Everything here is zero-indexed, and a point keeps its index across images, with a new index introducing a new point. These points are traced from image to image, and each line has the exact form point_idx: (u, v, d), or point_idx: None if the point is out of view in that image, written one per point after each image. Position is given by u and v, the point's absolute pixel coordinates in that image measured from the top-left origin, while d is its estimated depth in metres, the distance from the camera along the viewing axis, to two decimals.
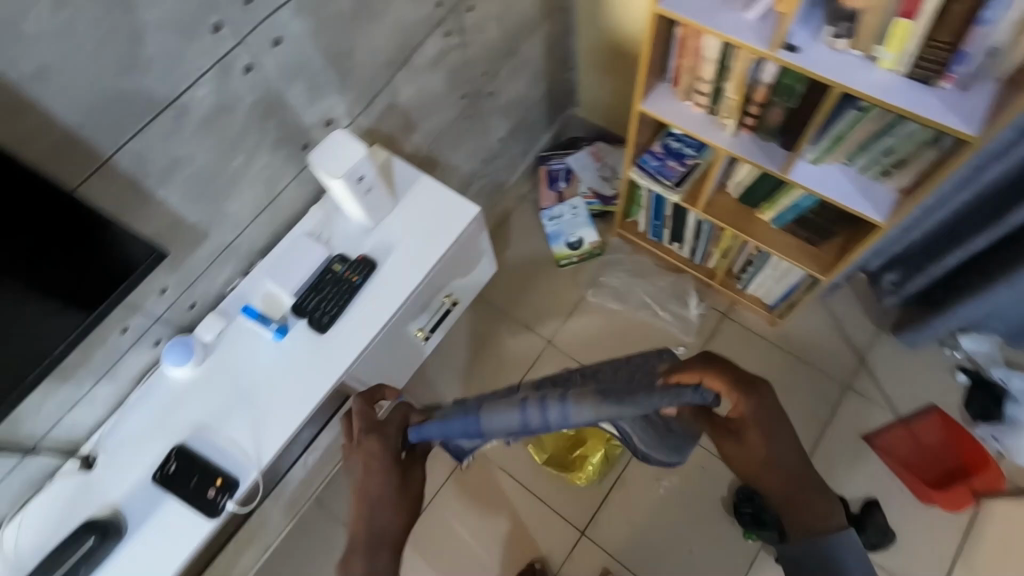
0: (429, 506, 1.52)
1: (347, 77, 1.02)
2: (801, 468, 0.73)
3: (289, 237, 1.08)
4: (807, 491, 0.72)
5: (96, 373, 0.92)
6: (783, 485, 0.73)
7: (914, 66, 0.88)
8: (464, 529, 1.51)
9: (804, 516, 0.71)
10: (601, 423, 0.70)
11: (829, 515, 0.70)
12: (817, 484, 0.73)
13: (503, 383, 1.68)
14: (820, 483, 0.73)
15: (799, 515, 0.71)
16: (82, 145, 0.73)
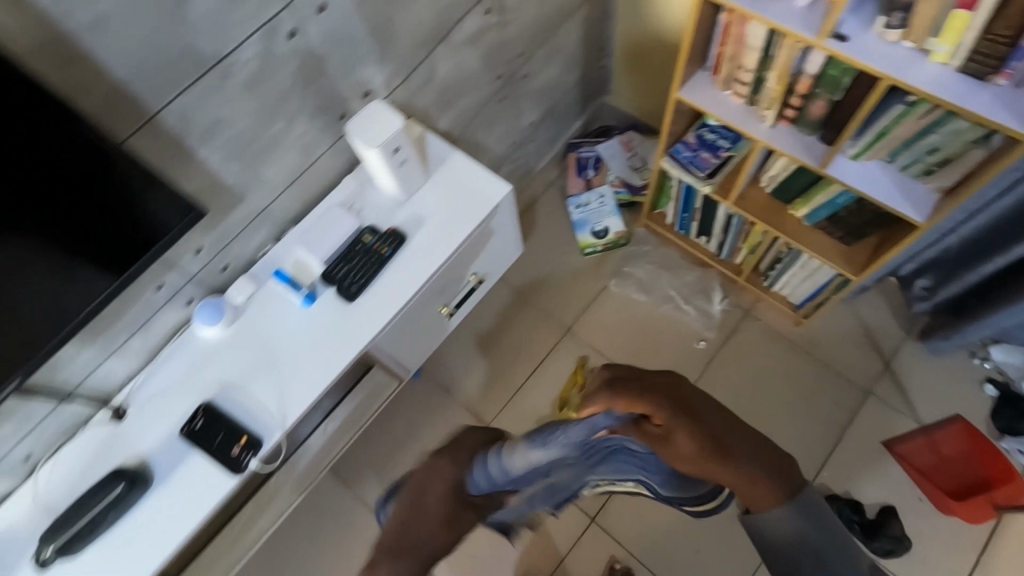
0: None
1: (387, 48, 1.03)
2: (759, 460, 0.60)
3: (322, 206, 1.10)
4: (770, 478, 0.60)
5: (130, 328, 0.95)
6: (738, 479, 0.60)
7: (968, 61, 0.86)
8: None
9: (764, 494, 0.60)
10: (566, 471, 0.75)
11: (784, 491, 0.61)
12: (777, 470, 0.61)
13: (520, 367, 1.68)
14: (782, 469, 0.61)
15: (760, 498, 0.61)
16: (130, 100, 0.75)
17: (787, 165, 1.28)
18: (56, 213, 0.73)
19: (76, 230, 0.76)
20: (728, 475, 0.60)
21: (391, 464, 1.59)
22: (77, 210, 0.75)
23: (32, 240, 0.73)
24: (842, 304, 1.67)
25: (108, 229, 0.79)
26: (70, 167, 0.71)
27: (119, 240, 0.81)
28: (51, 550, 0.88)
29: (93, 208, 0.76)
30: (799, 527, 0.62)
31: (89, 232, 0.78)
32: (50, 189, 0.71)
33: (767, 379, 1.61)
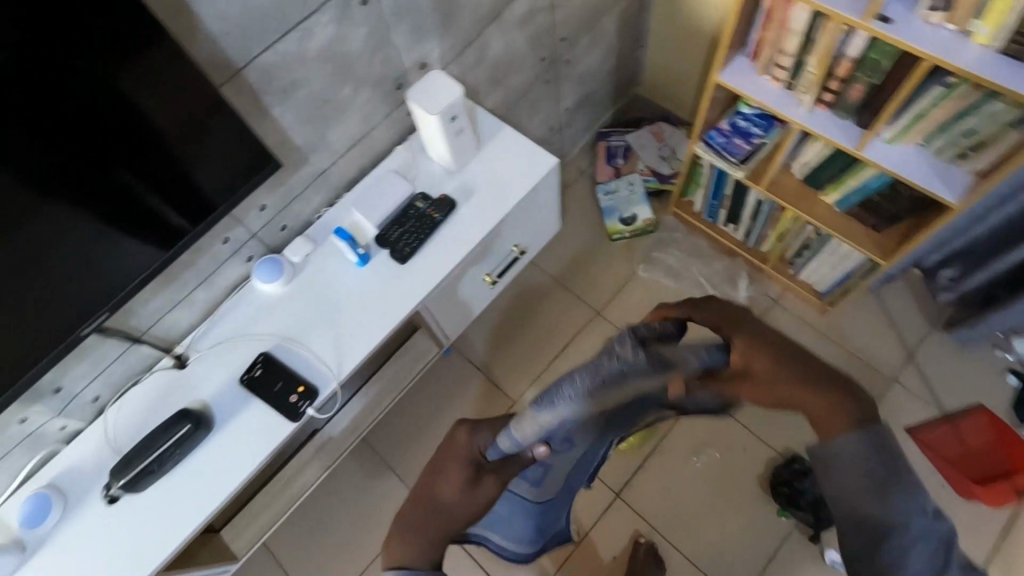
0: None
1: (447, 23, 1.08)
2: (806, 368, 0.58)
3: (376, 173, 1.15)
4: (815, 391, 0.56)
5: (198, 278, 1.00)
6: (799, 407, 0.58)
7: (1010, 41, 0.90)
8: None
9: (831, 425, 0.55)
10: (585, 428, 0.73)
11: (841, 416, 0.54)
12: (826, 384, 0.56)
13: (548, 347, 1.72)
14: (826, 380, 0.57)
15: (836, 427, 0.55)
16: (220, 54, 0.80)
17: (821, 150, 1.32)
18: (115, 182, 0.79)
19: (144, 191, 0.83)
20: (783, 394, 0.58)
21: (422, 437, 1.63)
22: (138, 176, 0.81)
23: (96, 214, 0.79)
24: (869, 295, 1.70)
25: (172, 190, 0.86)
26: (128, 138, 0.77)
27: (184, 199, 0.87)
28: (120, 484, 0.92)
29: (155, 172, 0.82)
30: (858, 459, 0.53)
31: (156, 194, 0.84)
32: (109, 160, 0.76)
33: None
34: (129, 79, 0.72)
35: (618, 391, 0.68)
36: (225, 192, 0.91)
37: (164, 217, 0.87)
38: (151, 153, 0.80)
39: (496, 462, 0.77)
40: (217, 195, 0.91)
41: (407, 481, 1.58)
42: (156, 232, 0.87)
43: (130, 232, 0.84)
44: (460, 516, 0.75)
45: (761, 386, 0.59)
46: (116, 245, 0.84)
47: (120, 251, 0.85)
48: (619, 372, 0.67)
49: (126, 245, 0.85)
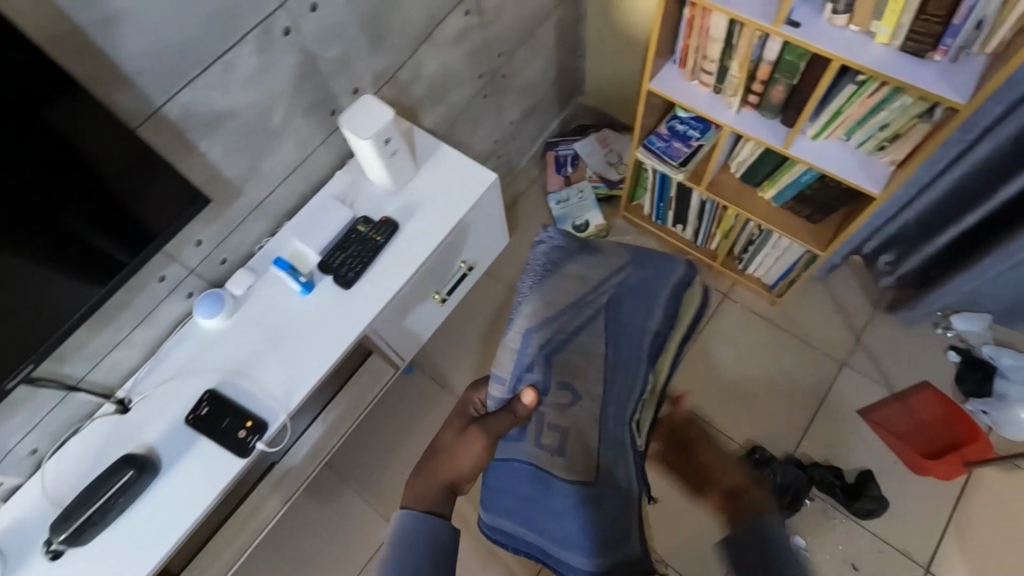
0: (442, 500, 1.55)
1: (376, 47, 1.09)
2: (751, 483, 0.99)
3: (316, 200, 1.14)
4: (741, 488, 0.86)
5: (135, 319, 0.98)
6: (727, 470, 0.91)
7: (908, 40, 0.95)
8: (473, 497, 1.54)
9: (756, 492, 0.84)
10: (542, 331, 0.84)
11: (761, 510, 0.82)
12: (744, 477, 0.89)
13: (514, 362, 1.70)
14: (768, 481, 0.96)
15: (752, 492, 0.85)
16: (137, 94, 0.79)
17: (754, 149, 1.37)
18: (39, 220, 0.77)
19: (65, 237, 0.80)
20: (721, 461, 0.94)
21: (389, 458, 1.61)
22: (58, 222, 0.79)
23: (22, 252, 0.77)
24: (815, 284, 1.75)
25: (106, 222, 0.84)
26: (51, 174, 0.75)
27: (119, 230, 0.85)
28: (62, 539, 0.89)
29: (84, 207, 0.80)
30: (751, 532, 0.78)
31: (89, 229, 0.82)
32: (29, 203, 0.75)
33: (747, 356, 1.69)
34: (42, 124, 0.71)
35: (561, 274, 0.90)
36: (166, 217, 0.89)
37: (100, 252, 0.85)
38: (77, 186, 0.78)
39: (497, 410, 0.84)
40: (157, 223, 0.89)
41: (375, 504, 1.56)
42: (91, 268, 0.85)
43: (63, 270, 0.82)
44: (453, 468, 0.84)
45: (715, 458, 0.95)
46: (49, 282, 0.81)
47: (53, 289, 0.82)
48: (548, 259, 0.92)
49: (60, 283, 0.82)
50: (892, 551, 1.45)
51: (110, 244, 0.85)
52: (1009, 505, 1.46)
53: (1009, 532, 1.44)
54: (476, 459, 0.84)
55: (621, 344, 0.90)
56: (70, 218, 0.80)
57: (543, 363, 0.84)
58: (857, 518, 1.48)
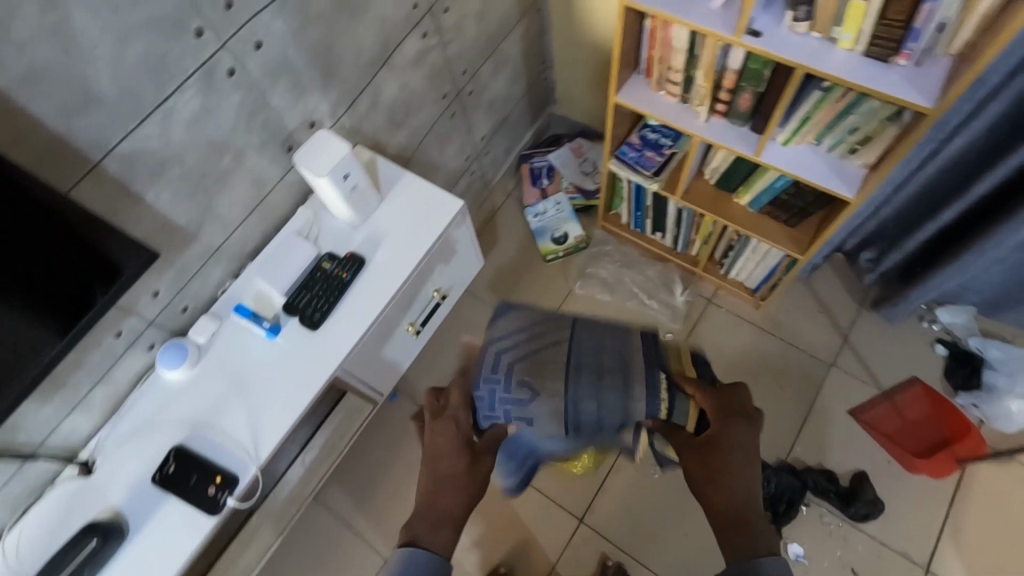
0: None
1: (329, 78, 1.05)
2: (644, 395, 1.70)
3: (279, 238, 1.11)
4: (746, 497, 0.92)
5: (92, 378, 0.94)
6: (735, 496, 0.92)
7: (871, 45, 0.93)
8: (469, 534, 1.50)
9: (758, 540, 0.88)
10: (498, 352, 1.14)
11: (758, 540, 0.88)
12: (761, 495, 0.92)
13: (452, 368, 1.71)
14: None
15: (752, 535, 0.88)
16: (72, 149, 0.76)
17: (726, 157, 1.35)
18: None
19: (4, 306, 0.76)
20: (736, 482, 0.93)
21: (376, 491, 1.57)
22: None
23: None
24: (798, 284, 1.73)
25: (66, 260, 0.80)
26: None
27: (80, 268, 0.81)
28: None
29: (37, 250, 0.76)
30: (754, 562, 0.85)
31: (47, 272, 0.79)
32: None
33: (735, 362, 1.66)
34: None
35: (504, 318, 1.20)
36: (132, 252, 0.84)
37: (66, 290, 0.81)
38: (23, 226, 0.74)
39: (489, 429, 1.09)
40: (122, 257, 0.84)
41: (365, 538, 1.52)
42: (57, 307, 0.81)
43: (27, 311, 0.78)
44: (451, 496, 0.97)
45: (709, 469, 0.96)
46: (13, 324, 0.77)
47: (16, 332, 0.77)
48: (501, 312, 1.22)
49: (19, 326, 0.78)
50: (889, 552, 1.44)
51: (77, 283, 0.82)
52: (1003, 499, 1.45)
53: (1005, 527, 1.43)
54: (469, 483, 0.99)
55: (586, 353, 1.14)
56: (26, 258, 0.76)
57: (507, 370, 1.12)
58: (853, 522, 1.47)
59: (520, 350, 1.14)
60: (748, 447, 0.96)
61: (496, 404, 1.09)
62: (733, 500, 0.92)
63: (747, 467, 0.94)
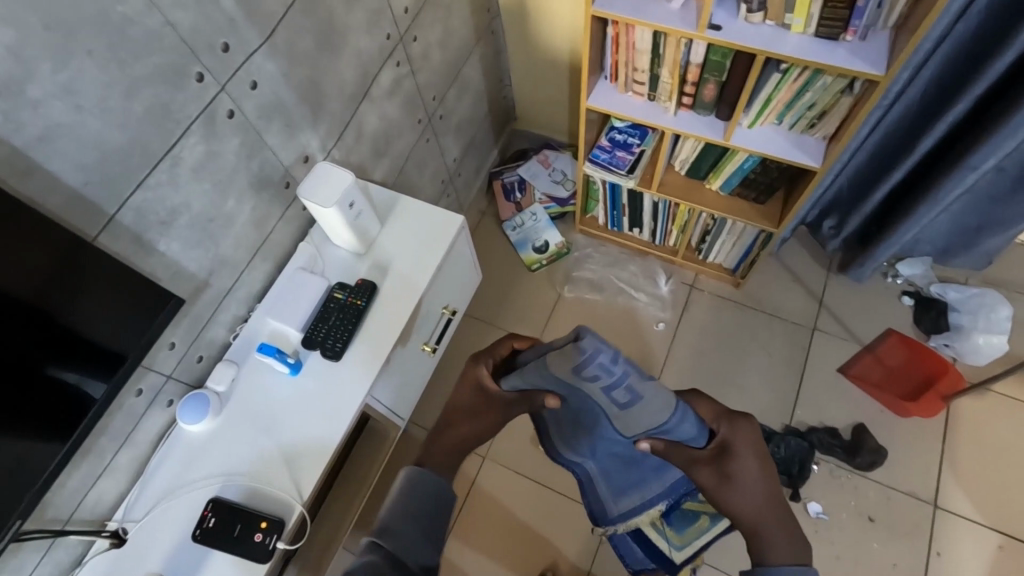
0: (465, 558, 1.50)
1: (318, 112, 1.07)
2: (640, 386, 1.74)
3: (285, 275, 1.10)
4: (775, 507, 0.71)
5: (115, 442, 0.91)
6: (749, 505, 0.71)
7: (820, 26, 1.03)
8: (479, 550, 1.51)
9: (780, 546, 0.68)
10: (591, 347, 0.79)
11: (789, 544, 0.68)
12: (787, 509, 0.71)
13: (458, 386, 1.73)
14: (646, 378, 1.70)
15: (771, 542, 0.68)
16: (88, 205, 0.75)
17: (694, 146, 1.44)
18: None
19: (35, 376, 0.73)
20: (748, 489, 0.72)
21: None
22: (22, 357, 0.72)
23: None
24: (771, 259, 1.83)
25: (74, 339, 0.77)
26: (9, 280, 0.68)
27: (87, 349, 0.78)
28: None
29: (57, 315, 0.74)
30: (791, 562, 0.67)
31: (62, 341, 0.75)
32: None
33: (726, 340, 1.74)
34: None
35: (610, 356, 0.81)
36: (141, 324, 0.83)
37: (69, 385, 0.77)
38: (46, 286, 0.72)
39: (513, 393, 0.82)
40: (127, 342, 0.82)
41: None
42: (57, 411, 0.76)
43: (52, 378, 0.75)
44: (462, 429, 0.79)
45: (751, 460, 0.74)
46: (42, 392, 0.74)
47: (46, 401, 0.75)
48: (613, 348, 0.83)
49: (50, 393, 0.75)
50: (898, 494, 1.52)
51: (101, 345, 0.79)
52: (987, 427, 1.57)
53: (995, 452, 1.54)
54: (472, 401, 0.82)
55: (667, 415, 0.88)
56: (50, 323, 0.74)
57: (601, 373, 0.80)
58: (861, 471, 1.55)
59: (608, 367, 0.79)
60: (766, 452, 0.75)
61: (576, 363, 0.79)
62: (747, 510, 0.70)
63: (767, 478, 0.73)
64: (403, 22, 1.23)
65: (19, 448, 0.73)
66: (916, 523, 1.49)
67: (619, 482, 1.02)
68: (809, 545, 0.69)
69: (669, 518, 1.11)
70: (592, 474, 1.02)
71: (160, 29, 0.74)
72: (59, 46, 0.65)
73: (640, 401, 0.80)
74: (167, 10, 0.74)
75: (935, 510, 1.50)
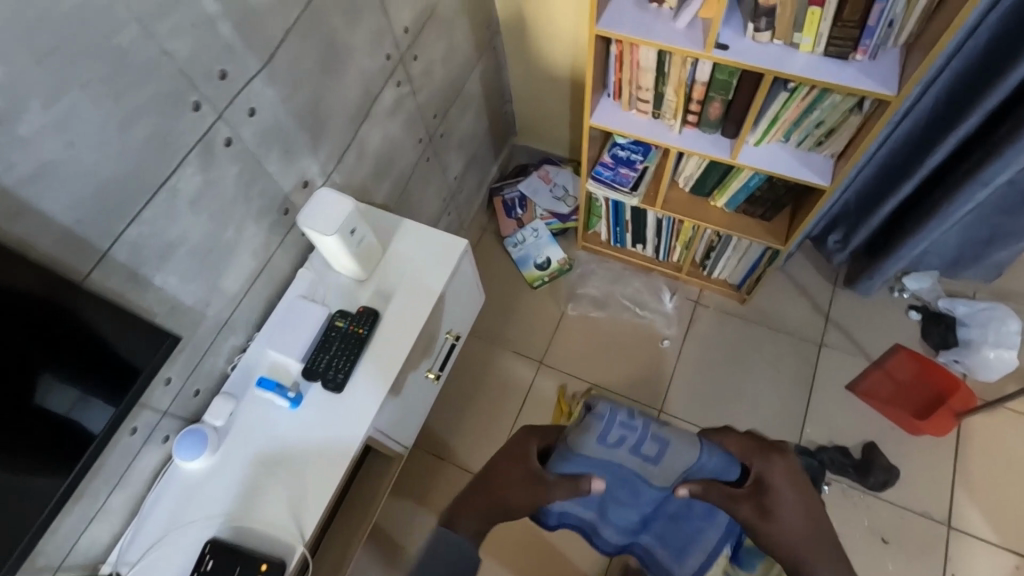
0: None
1: (318, 136, 1.04)
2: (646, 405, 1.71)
3: (284, 302, 1.07)
4: (809, 529, 0.85)
5: (109, 483, 0.87)
6: (790, 532, 0.85)
7: (830, 45, 1.01)
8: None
9: (820, 561, 0.84)
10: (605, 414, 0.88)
11: (827, 558, 0.84)
12: (818, 527, 0.86)
13: (461, 407, 1.70)
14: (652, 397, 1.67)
15: (814, 563, 0.84)
16: (80, 242, 0.72)
17: (699, 163, 1.42)
18: None
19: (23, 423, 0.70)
20: (787, 518, 0.85)
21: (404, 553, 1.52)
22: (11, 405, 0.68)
23: None
24: (776, 274, 1.81)
25: (64, 382, 0.73)
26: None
27: (77, 391, 0.75)
28: None
29: (46, 359, 0.71)
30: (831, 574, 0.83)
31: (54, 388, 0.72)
32: None
33: (733, 357, 1.71)
34: None
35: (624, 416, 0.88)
36: (131, 371, 0.79)
37: (60, 430, 0.74)
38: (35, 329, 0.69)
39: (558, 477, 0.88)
40: (121, 382, 0.79)
41: None
42: (49, 452, 0.73)
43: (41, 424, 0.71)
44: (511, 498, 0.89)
45: (787, 491, 0.85)
46: (31, 439, 0.70)
47: (35, 448, 0.71)
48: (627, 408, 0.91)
49: (39, 440, 0.71)
50: (911, 514, 1.49)
51: (93, 387, 0.76)
52: (999, 444, 1.54)
53: (1007, 470, 1.52)
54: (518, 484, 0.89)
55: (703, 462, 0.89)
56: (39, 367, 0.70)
57: (620, 433, 0.88)
58: (873, 491, 1.52)
59: (629, 427, 0.88)
60: (796, 478, 0.87)
61: (603, 430, 0.88)
62: (787, 536, 0.84)
63: (800, 502, 0.86)
64: (404, 42, 1.21)
65: (14, 490, 0.70)
66: (929, 544, 1.46)
67: (675, 542, 1.01)
68: (841, 555, 0.85)
69: (739, 559, 1.02)
70: (649, 546, 1.02)
71: (157, 59, 0.72)
72: (50, 81, 0.62)
73: (669, 447, 0.88)
74: (163, 40, 0.71)
75: (949, 530, 1.47)
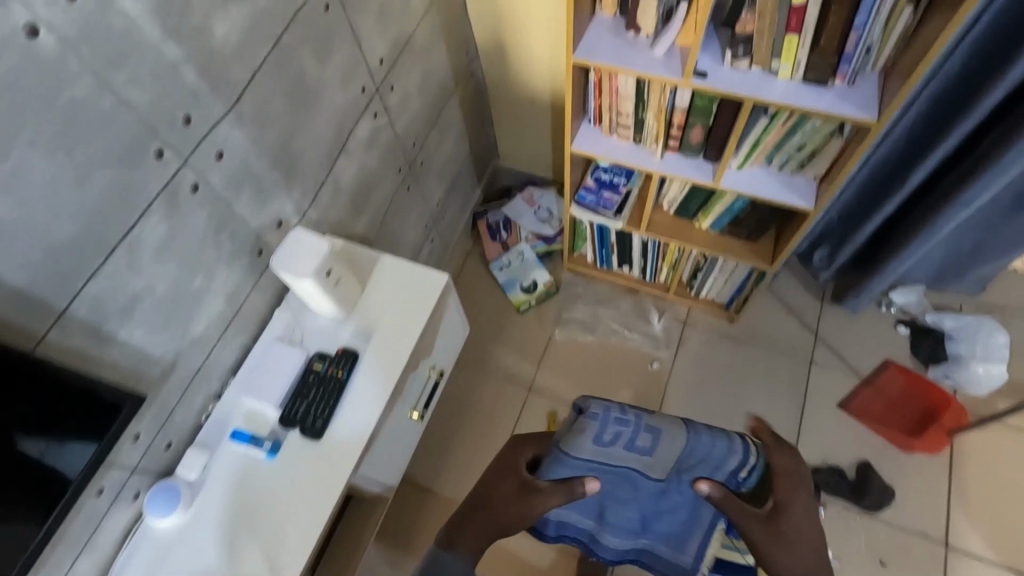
0: None
1: (291, 175, 1.02)
2: None
3: (261, 346, 1.04)
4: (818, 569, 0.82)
5: (75, 549, 0.83)
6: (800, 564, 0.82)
7: (808, 72, 1.00)
8: None
9: None
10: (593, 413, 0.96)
11: None
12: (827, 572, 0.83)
13: (450, 437, 1.66)
14: None
15: None
16: (35, 303, 0.68)
17: (682, 187, 1.41)
18: None
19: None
20: (799, 549, 0.83)
21: None
22: None
23: None
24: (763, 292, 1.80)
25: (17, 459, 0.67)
26: None
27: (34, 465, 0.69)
28: None
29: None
30: None
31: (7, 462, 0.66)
32: None
33: (723, 377, 1.69)
34: None
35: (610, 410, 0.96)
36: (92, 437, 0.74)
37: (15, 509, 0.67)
38: None
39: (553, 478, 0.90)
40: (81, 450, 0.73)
41: None
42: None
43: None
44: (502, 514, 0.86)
45: (802, 526, 0.85)
46: None
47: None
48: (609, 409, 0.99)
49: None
50: (908, 534, 1.47)
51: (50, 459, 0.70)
52: (992, 460, 1.53)
53: (1002, 486, 1.51)
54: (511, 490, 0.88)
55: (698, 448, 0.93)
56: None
57: (609, 425, 0.94)
58: (869, 512, 1.50)
59: (617, 421, 0.95)
60: (813, 516, 0.86)
61: (599, 430, 0.94)
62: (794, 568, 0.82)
63: (813, 540, 0.84)
64: (379, 74, 1.19)
65: None
66: (928, 565, 1.44)
67: (674, 535, 0.96)
68: None
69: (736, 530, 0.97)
70: (651, 547, 0.97)
71: (114, 110, 0.69)
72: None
73: (661, 435, 0.94)
74: (120, 89, 0.69)
75: (948, 550, 1.45)
